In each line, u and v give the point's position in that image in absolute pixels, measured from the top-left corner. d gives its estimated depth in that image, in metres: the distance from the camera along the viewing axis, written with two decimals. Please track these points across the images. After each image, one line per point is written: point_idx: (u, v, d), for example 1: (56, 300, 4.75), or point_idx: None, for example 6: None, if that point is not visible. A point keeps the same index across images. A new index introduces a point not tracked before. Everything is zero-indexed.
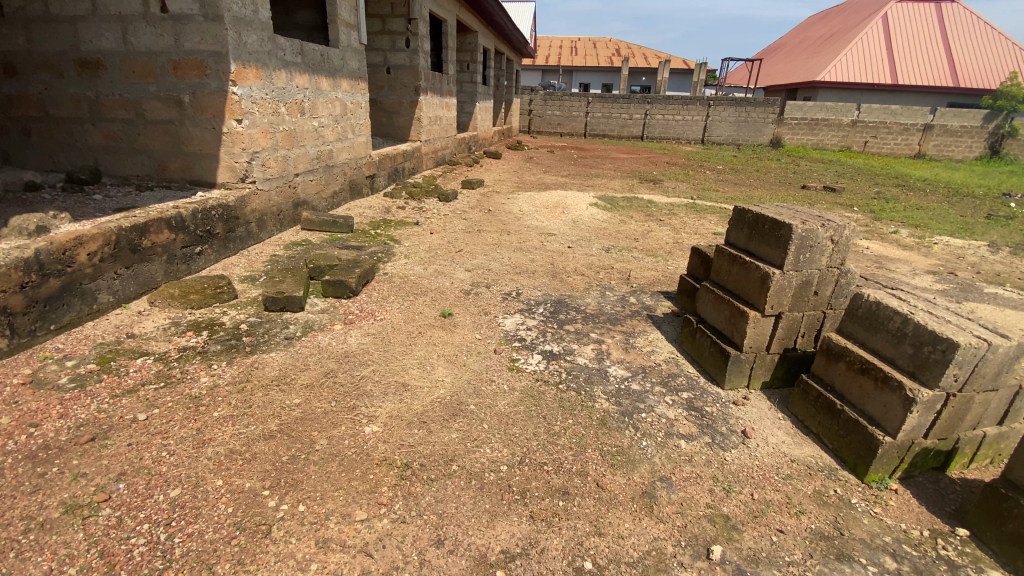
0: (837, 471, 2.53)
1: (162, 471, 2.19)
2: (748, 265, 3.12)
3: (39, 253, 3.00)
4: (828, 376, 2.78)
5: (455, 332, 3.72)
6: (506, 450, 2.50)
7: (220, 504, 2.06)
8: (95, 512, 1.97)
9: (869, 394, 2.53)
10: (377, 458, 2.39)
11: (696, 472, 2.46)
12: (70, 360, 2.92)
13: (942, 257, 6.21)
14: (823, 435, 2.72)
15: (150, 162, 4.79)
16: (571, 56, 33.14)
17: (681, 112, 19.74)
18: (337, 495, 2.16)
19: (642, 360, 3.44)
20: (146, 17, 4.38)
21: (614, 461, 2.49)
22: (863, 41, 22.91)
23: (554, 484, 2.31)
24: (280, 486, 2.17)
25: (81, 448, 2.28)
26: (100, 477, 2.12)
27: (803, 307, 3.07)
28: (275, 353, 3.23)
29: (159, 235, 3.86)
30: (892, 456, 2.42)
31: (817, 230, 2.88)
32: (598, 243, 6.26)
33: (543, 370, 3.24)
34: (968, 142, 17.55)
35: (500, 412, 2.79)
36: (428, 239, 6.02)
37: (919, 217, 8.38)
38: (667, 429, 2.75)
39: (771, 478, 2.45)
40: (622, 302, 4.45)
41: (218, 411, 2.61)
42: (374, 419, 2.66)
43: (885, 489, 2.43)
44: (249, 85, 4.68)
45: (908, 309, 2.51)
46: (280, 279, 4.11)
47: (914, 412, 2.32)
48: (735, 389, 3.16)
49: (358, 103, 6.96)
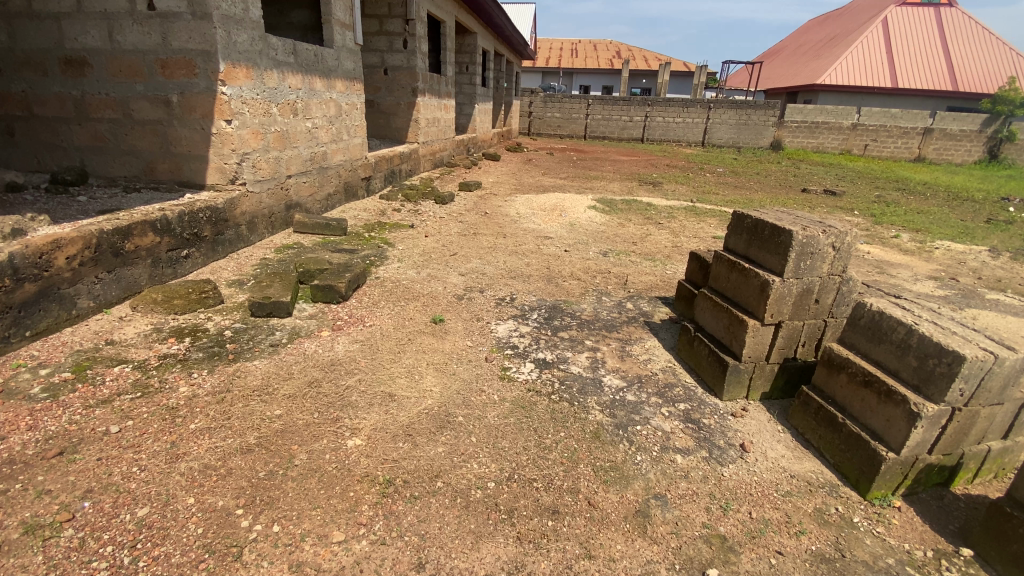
0: (838, 487, 2.43)
1: (131, 488, 2.08)
2: (747, 272, 3.02)
3: (13, 257, 2.89)
4: (829, 387, 2.67)
5: (446, 338, 3.62)
6: (494, 466, 2.40)
7: (190, 524, 1.95)
8: (57, 532, 1.86)
9: (872, 407, 2.42)
10: (358, 474, 2.28)
11: (693, 489, 2.35)
12: (44, 369, 2.81)
13: (942, 262, 6.11)
14: (824, 449, 2.61)
15: (137, 162, 4.69)
16: (572, 58, 33.10)
17: (681, 114, 19.63)
18: (314, 515, 2.05)
19: (638, 369, 3.34)
20: (132, 15, 4.28)
21: (607, 477, 2.39)
22: (863, 45, 22.85)
23: (543, 503, 2.21)
24: (255, 505, 2.07)
25: (48, 463, 2.17)
26: (64, 495, 2.02)
27: (803, 316, 2.96)
28: (259, 360, 3.13)
29: (143, 238, 3.75)
30: (895, 472, 2.31)
31: (818, 236, 2.78)
32: (595, 246, 6.16)
33: (535, 380, 3.13)
34: (967, 145, 17.52)
35: (490, 425, 2.68)
36: (421, 242, 5.91)
37: (920, 221, 8.29)
38: (663, 443, 2.64)
39: (770, 495, 2.34)
40: (619, 307, 4.35)
41: (195, 422, 2.51)
42: (358, 432, 2.55)
43: (888, 506, 2.32)
44: (238, 85, 4.58)
45: (912, 319, 2.41)
46: (268, 283, 4.01)
47: (919, 427, 2.22)
48: (733, 400, 3.06)
49: (353, 103, 6.88)
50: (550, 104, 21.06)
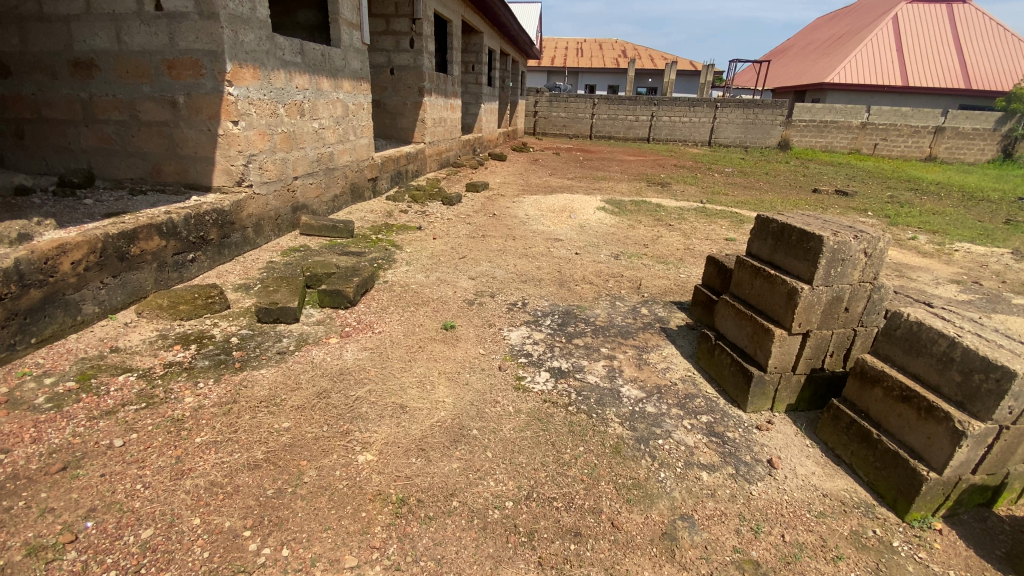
0: (875, 507, 2.31)
1: (135, 507, 1.98)
2: (773, 279, 2.90)
3: (19, 262, 2.81)
4: (862, 401, 2.55)
5: (458, 346, 3.51)
6: (512, 483, 2.29)
7: (196, 547, 1.85)
8: (60, 555, 1.77)
9: (911, 423, 2.30)
10: (371, 492, 2.18)
11: (721, 509, 2.24)
12: (49, 377, 2.73)
13: (964, 265, 5.96)
14: (856, 466, 2.49)
15: (144, 164, 4.61)
16: (577, 57, 32.89)
17: (688, 114, 19.41)
18: (325, 537, 1.95)
19: (656, 379, 3.22)
20: (140, 16, 4.20)
21: (630, 496, 2.28)
22: (873, 42, 22.59)
23: (565, 524, 2.10)
24: (263, 526, 1.97)
25: (51, 479, 2.08)
26: (68, 514, 1.92)
27: (832, 325, 2.84)
28: (266, 369, 3.04)
29: (149, 242, 3.67)
30: (937, 493, 2.20)
31: (850, 243, 2.66)
32: (607, 249, 6.03)
33: (551, 391, 3.01)
34: (980, 144, 17.26)
35: (505, 438, 2.57)
36: (430, 244, 5.80)
37: (937, 223, 8.12)
38: (687, 459, 2.53)
39: (803, 516, 2.22)
40: (634, 313, 4.23)
41: (201, 436, 2.41)
42: (369, 446, 2.45)
43: (929, 529, 2.21)
44: (245, 86, 4.50)
45: (954, 331, 2.29)
46: (275, 288, 3.90)
47: (964, 446, 2.10)
48: (758, 412, 2.94)
49: (360, 103, 6.79)
50: (555, 104, 20.90)
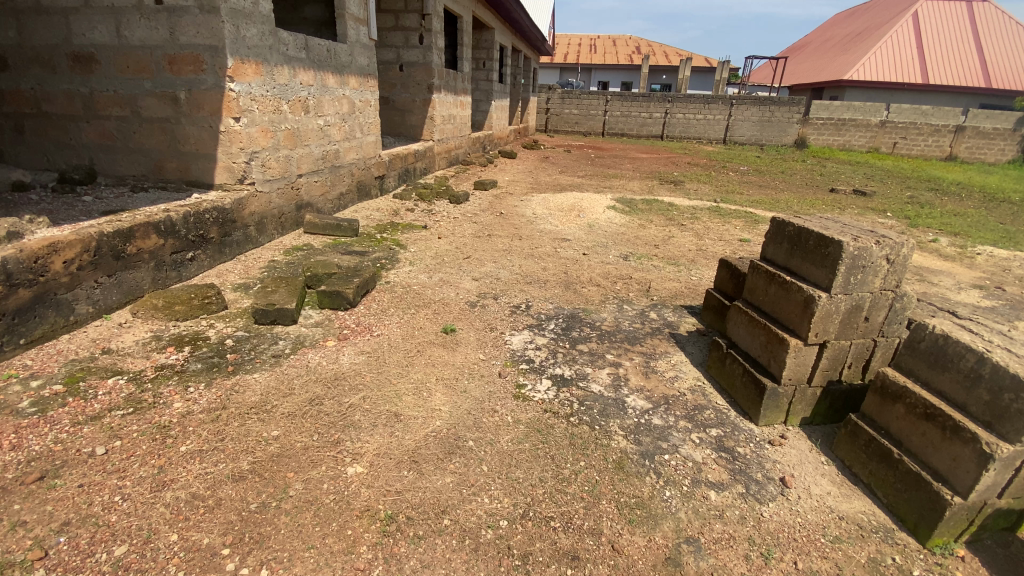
0: (894, 532, 2.16)
1: (111, 521, 1.90)
2: (788, 286, 2.75)
3: (5, 262, 2.74)
4: (881, 417, 2.40)
5: (457, 351, 3.40)
6: (507, 501, 2.17)
7: (170, 566, 1.76)
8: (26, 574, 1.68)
9: (934, 443, 2.15)
10: (358, 507, 2.08)
11: (729, 533, 2.10)
12: (35, 380, 2.66)
13: (987, 270, 5.71)
14: (875, 486, 2.34)
15: (145, 161, 4.57)
16: (590, 54, 32.60)
17: (702, 111, 19.16)
18: (308, 557, 1.85)
19: (664, 389, 3.08)
20: (140, 9, 4.13)
21: (632, 516, 2.15)
22: (893, 39, 22.08)
23: (561, 546, 1.98)
24: (242, 544, 1.87)
25: (26, 489, 2.00)
26: (39, 528, 1.84)
27: (850, 335, 2.69)
28: (259, 373, 2.95)
29: (146, 240, 3.61)
30: (961, 518, 2.04)
31: (871, 249, 2.50)
32: (615, 250, 5.88)
33: (553, 400, 2.89)
34: (1000, 144, 16.70)
35: (502, 451, 2.45)
36: (435, 244, 5.70)
37: (958, 225, 7.82)
38: (694, 476, 2.39)
39: (817, 541, 2.08)
40: (642, 317, 4.08)
41: (186, 444, 2.32)
42: (359, 458, 2.35)
43: (950, 556, 2.06)
44: (247, 81, 4.41)
45: (983, 345, 2.12)
46: (273, 288, 3.79)
47: (991, 470, 1.95)
48: (771, 425, 2.79)
49: (367, 100, 6.70)
50: (567, 101, 20.77)
